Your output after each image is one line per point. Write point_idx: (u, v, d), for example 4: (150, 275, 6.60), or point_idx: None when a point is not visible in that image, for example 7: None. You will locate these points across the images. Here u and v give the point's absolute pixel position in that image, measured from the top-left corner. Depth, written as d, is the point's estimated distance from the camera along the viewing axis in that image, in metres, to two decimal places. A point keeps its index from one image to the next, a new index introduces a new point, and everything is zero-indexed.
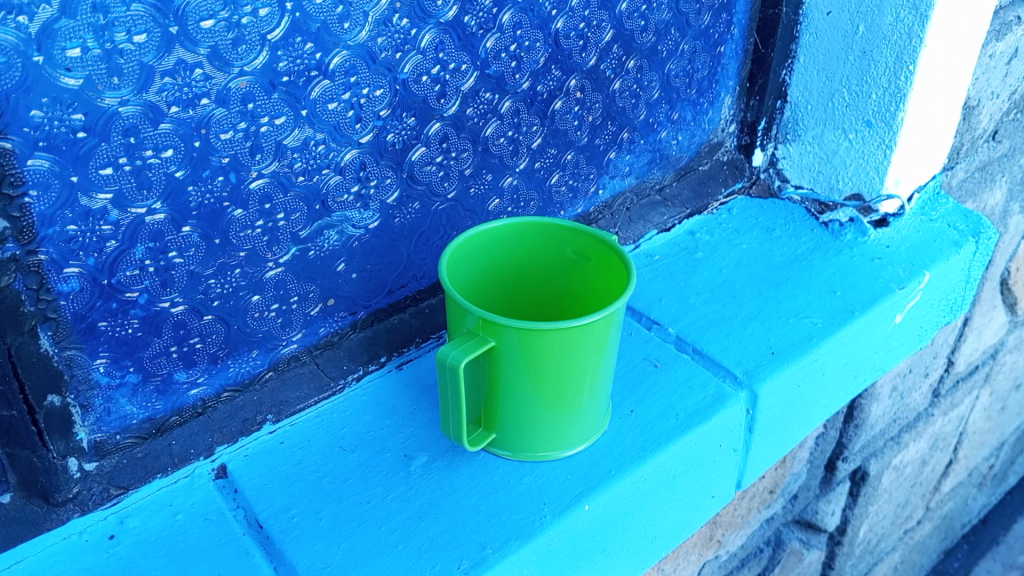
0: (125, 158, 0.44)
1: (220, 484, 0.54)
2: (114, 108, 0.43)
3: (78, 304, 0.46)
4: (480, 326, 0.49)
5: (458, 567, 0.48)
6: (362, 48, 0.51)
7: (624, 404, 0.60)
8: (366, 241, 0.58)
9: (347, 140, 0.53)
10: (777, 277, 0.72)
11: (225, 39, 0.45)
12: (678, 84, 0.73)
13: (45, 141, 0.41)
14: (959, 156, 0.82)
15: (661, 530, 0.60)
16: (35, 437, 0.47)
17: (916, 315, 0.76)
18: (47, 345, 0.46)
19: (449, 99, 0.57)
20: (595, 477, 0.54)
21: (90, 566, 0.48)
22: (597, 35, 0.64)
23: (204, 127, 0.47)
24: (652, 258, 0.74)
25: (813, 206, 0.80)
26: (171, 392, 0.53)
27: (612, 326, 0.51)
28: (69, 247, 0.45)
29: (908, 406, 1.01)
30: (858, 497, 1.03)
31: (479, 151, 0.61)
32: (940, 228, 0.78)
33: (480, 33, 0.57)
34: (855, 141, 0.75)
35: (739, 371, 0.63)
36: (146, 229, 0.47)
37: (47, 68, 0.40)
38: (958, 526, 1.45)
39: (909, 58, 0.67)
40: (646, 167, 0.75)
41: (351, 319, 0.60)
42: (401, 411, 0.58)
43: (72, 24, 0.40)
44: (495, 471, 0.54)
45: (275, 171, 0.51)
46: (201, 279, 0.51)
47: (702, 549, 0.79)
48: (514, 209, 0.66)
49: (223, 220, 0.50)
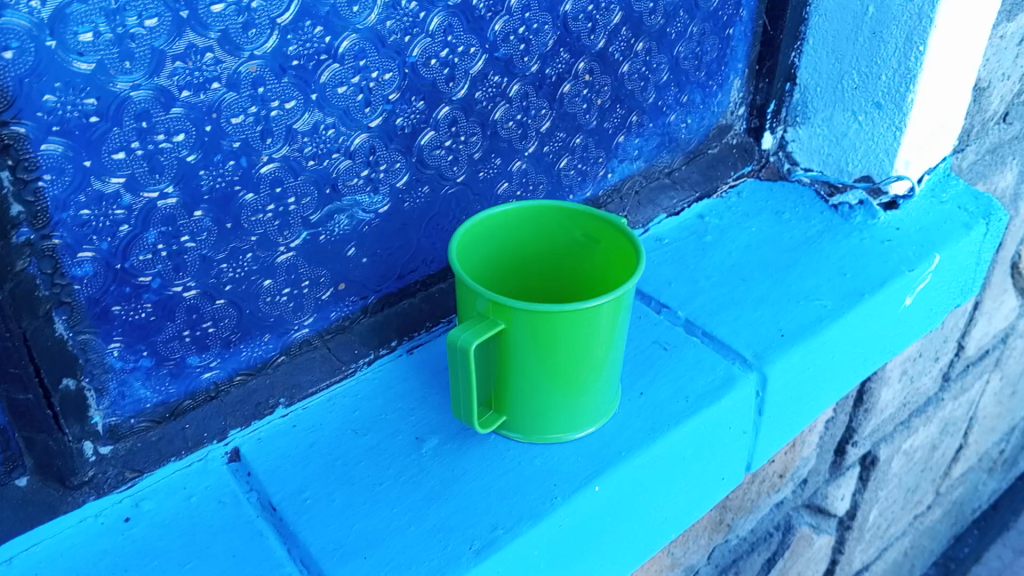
0: (137, 142, 0.45)
1: (233, 467, 0.54)
2: (126, 92, 0.43)
3: (92, 288, 0.47)
4: (490, 309, 0.49)
5: (470, 547, 0.48)
6: (371, 32, 0.51)
7: (634, 387, 0.60)
8: (376, 225, 0.58)
9: (356, 124, 0.53)
10: (786, 260, 0.72)
11: (235, 23, 0.45)
12: (687, 66, 0.72)
13: (59, 126, 0.42)
14: (970, 138, 0.82)
15: (671, 512, 0.60)
16: (51, 420, 0.48)
17: (926, 297, 0.75)
18: (62, 329, 0.46)
19: (458, 82, 0.57)
20: (605, 458, 0.54)
21: (107, 548, 0.48)
22: (605, 18, 0.64)
23: (215, 111, 0.47)
24: (661, 241, 0.74)
25: (822, 188, 0.80)
26: (184, 376, 0.53)
27: (621, 310, 0.51)
28: (83, 232, 0.45)
29: (918, 390, 1.01)
30: (868, 482, 1.03)
31: (487, 135, 0.61)
32: (950, 210, 0.78)
33: (488, 16, 0.57)
34: (865, 123, 0.74)
35: (749, 353, 0.63)
36: (159, 213, 0.47)
37: (60, 52, 0.40)
38: (968, 511, 1.45)
39: (920, 39, 0.67)
40: (654, 151, 0.75)
41: (362, 304, 0.61)
42: (412, 394, 0.59)
43: (84, 9, 0.40)
44: (506, 452, 0.55)
45: (286, 155, 0.51)
46: (213, 263, 0.51)
47: (712, 533, 0.79)
48: (524, 193, 0.66)
49: (235, 204, 0.50)
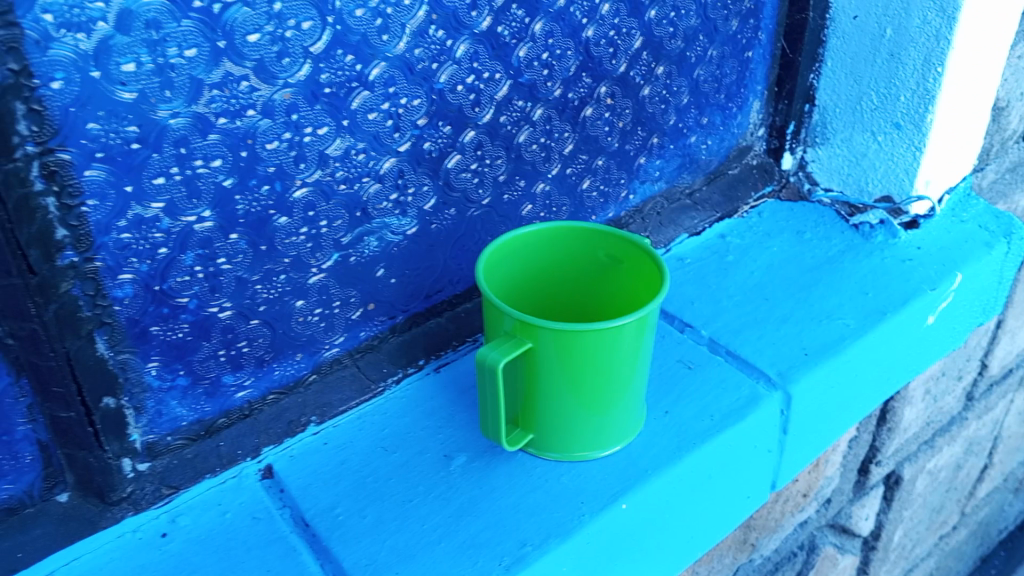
0: (176, 168, 0.46)
1: (267, 484, 0.55)
2: (166, 120, 0.45)
3: (132, 309, 0.48)
4: (517, 329, 0.50)
5: (500, 563, 0.49)
6: (400, 59, 0.53)
7: (659, 406, 0.61)
8: (405, 247, 0.59)
9: (385, 149, 0.55)
10: (809, 280, 0.73)
11: (270, 52, 0.47)
12: (707, 89, 0.74)
13: (102, 152, 0.43)
14: (989, 157, 0.82)
15: (697, 530, 0.61)
16: (91, 438, 0.49)
17: (948, 317, 0.76)
18: (103, 349, 0.48)
19: (484, 107, 0.59)
20: (632, 476, 0.55)
21: (143, 563, 0.49)
22: (627, 42, 0.65)
23: (251, 137, 0.48)
24: (683, 261, 0.75)
25: (843, 208, 0.80)
26: (219, 395, 0.55)
27: (645, 329, 0.52)
28: (124, 254, 0.46)
29: (941, 409, 1.00)
30: (892, 502, 1.03)
31: (512, 158, 0.62)
32: (971, 229, 0.78)
33: (512, 43, 0.58)
34: (885, 143, 0.75)
35: (773, 372, 0.64)
36: (195, 237, 0.49)
37: (104, 82, 0.42)
38: (994, 532, 1.44)
39: (938, 60, 0.68)
40: (675, 172, 0.76)
41: (390, 323, 0.62)
42: (440, 413, 0.60)
43: (127, 41, 0.42)
44: (533, 470, 0.55)
45: (318, 180, 0.53)
46: (248, 284, 0.53)
47: (736, 552, 0.79)
48: (547, 214, 0.68)
49: (269, 228, 0.52)
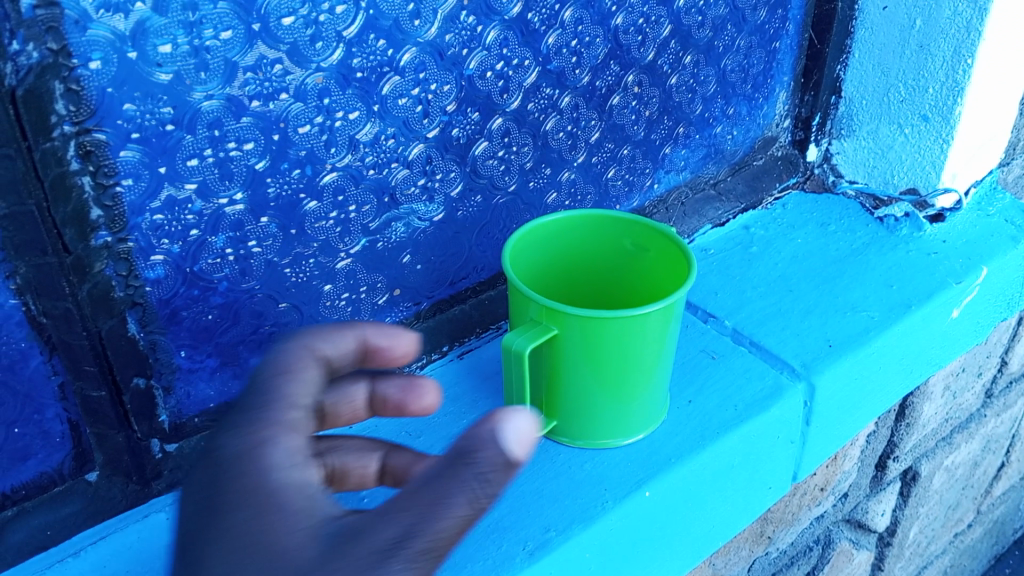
0: (209, 150, 0.47)
1: None
2: (201, 102, 0.45)
3: (162, 290, 0.48)
4: (543, 315, 0.50)
5: (524, 547, 0.49)
6: (431, 45, 0.53)
7: (683, 395, 0.61)
8: (431, 233, 0.60)
9: (414, 134, 0.55)
10: (833, 272, 0.73)
11: (304, 35, 0.47)
12: (734, 79, 0.73)
13: (137, 133, 0.43)
14: (1015, 151, 0.82)
15: (718, 520, 0.61)
16: (121, 416, 0.50)
17: (973, 311, 0.75)
18: (134, 329, 0.48)
19: (512, 94, 0.59)
20: (656, 464, 0.55)
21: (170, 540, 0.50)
22: (655, 30, 0.65)
23: (283, 121, 0.49)
24: (706, 252, 0.75)
25: (867, 201, 0.80)
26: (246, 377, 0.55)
27: (672, 316, 0.52)
28: (156, 235, 0.47)
29: (960, 405, 1.00)
30: (909, 498, 1.02)
31: (539, 146, 0.62)
32: (998, 224, 0.77)
33: (542, 30, 0.58)
34: (911, 136, 0.74)
35: (797, 363, 0.64)
36: (227, 219, 0.49)
37: (141, 64, 0.42)
38: (1009, 531, 1.43)
39: (968, 52, 0.67)
40: (701, 162, 0.75)
41: (414, 309, 0.62)
42: (464, 398, 0.60)
43: (164, 22, 0.42)
44: (557, 457, 0.56)
45: (348, 164, 0.53)
46: (278, 268, 0.53)
47: (753, 545, 0.79)
48: (572, 203, 0.68)
49: (299, 212, 0.52)
